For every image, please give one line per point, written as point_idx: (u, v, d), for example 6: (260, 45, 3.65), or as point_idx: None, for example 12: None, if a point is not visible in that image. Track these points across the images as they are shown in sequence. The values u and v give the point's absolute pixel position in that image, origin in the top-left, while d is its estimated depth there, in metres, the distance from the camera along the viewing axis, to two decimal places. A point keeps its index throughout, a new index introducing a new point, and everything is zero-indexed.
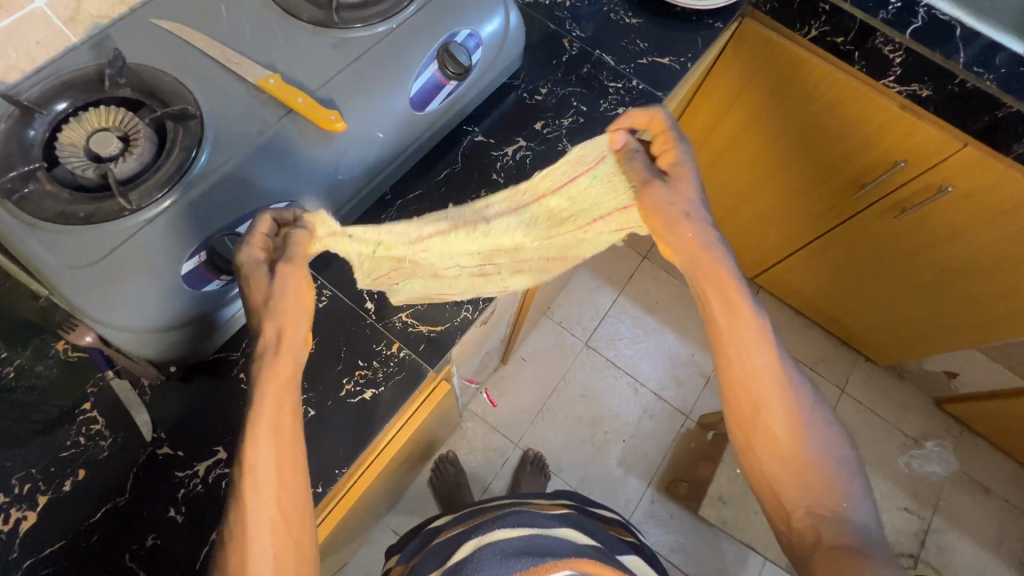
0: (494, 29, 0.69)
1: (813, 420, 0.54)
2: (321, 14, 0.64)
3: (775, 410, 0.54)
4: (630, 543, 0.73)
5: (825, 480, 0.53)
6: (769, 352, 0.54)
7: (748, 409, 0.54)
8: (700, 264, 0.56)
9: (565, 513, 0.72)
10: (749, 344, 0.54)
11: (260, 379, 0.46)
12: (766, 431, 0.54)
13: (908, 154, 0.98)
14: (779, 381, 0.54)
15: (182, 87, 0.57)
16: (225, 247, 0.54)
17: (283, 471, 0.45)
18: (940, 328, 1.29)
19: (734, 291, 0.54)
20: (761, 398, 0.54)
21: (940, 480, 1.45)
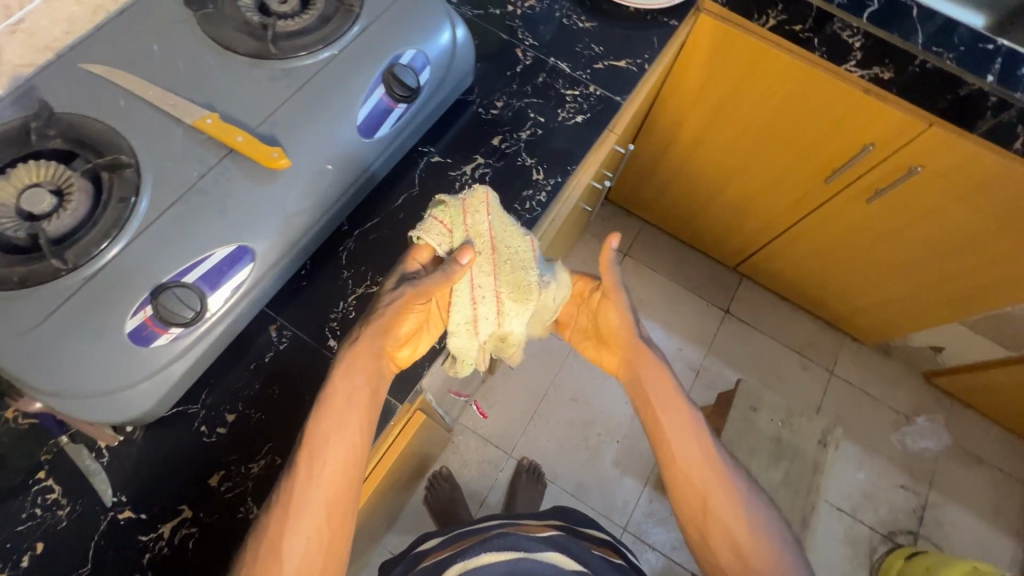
0: (441, 46, 0.67)
1: (764, 514, 0.60)
2: (257, 45, 0.61)
3: (722, 499, 0.60)
4: (615, 565, 0.71)
5: (772, 568, 0.57)
6: (704, 445, 0.62)
7: (696, 508, 0.60)
8: (641, 375, 0.66)
9: (550, 534, 0.70)
10: (692, 442, 0.62)
11: (346, 353, 0.56)
12: (719, 527, 0.59)
13: (875, 138, 0.98)
14: (724, 481, 0.60)
15: (116, 134, 0.55)
16: (168, 299, 0.51)
17: (346, 451, 0.53)
18: (923, 306, 1.29)
19: (674, 396, 0.64)
20: (705, 487, 0.60)
21: (934, 454, 1.46)
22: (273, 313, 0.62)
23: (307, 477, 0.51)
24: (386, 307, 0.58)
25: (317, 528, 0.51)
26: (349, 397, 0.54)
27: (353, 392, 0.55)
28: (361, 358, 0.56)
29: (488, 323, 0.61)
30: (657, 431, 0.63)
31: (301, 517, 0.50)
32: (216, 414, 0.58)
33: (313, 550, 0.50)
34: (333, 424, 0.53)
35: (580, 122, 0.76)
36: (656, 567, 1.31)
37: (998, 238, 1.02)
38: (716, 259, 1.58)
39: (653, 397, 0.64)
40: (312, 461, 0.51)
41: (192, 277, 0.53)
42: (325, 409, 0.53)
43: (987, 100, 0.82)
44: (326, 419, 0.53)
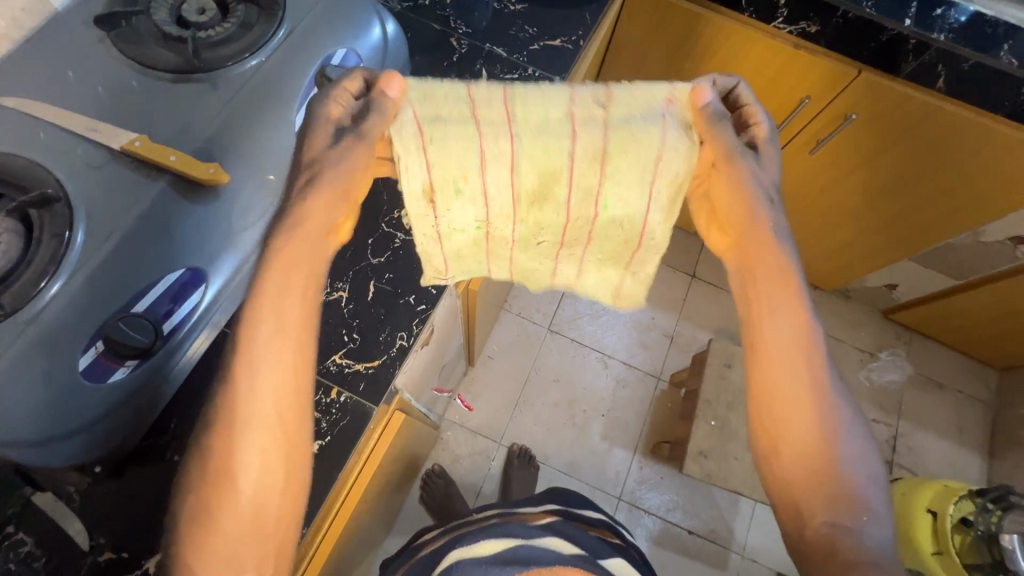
0: (371, 42, 0.67)
1: (849, 432, 0.56)
2: (179, 59, 0.59)
3: (806, 417, 0.56)
4: (615, 545, 0.74)
5: (846, 491, 0.54)
6: (805, 357, 0.57)
7: (774, 416, 0.57)
8: (753, 263, 0.60)
9: (549, 523, 0.72)
10: (789, 344, 0.57)
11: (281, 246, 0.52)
12: (795, 445, 0.56)
13: (811, 90, 1.02)
14: (816, 390, 0.56)
15: (41, 168, 0.53)
16: (119, 331, 0.49)
17: (279, 355, 0.51)
18: (878, 245, 1.33)
19: (791, 293, 0.58)
20: (789, 398, 0.56)
21: (899, 386, 1.54)
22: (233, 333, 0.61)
23: (253, 384, 0.50)
24: (337, 171, 0.54)
25: (274, 443, 0.50)
26: (281, 304, 0.51)
27: (288, 301, 0.52)
28: (301, 244, 0.53)
29: (492, 145, 0.55)
30: (755, 327, 0.59)
31: (253, 435, 0.49)
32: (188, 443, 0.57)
33: (270, 469, 0.50)
34: (274, 338, 0.51)
35: None
36: (653, 530, 1.35)
37: (978, 170, 1.02)
38: (677, 225, 1.62)
39: (763, 290, 0.59)
40: (252, 375, 0.50)
41: (143, 306, 0.52)
42: (261, 315, 0.51)
43: (906, 43, 0.86)
44: (263, 326, 0.50)
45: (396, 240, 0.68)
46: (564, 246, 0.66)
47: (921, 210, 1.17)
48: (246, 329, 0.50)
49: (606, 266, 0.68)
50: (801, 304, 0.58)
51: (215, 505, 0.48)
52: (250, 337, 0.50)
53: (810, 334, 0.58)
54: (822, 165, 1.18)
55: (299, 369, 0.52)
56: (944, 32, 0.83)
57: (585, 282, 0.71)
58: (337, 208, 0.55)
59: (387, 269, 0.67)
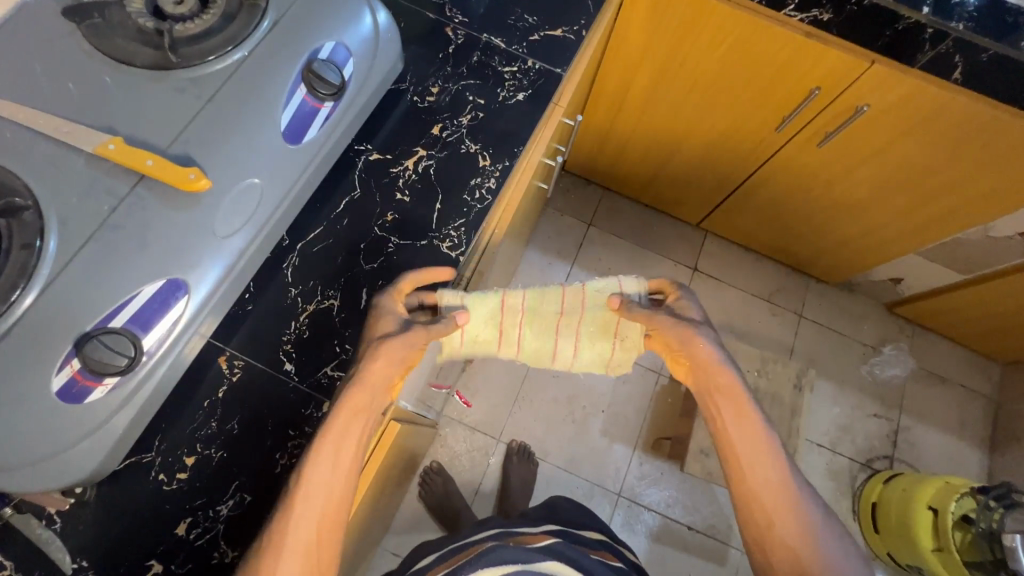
0: (362, 35, 0.62)
1: (823, 532, 0.59)
2: (156, 54, 0.55)
3: (789, 523, 0.58)
4: (614, 568, 0.73)
5: None
6: (777, 466, 0.60)
7: (763, 527, 0.59)
8: (711, 386, 0.64)
9: (548, 544, 0.71)
10: (759, 459, 0.60)
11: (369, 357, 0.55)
12: (781, 550, 0.58)
13: (821, 81, 0.98)
14: (790, 496, 0.59)
15: (9, 173, 0.49)
16: (95, 348, 0.46)
17: (334, 468, 0.52)
18: (883, 240, 1.31)
19: (746, 410, 0.62)
20: (773, 509, 0.59)
21: (901, 380, 1.52)
22: (220, 344, 0.58)
23: (307, 494, 0.51)
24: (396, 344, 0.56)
25: (307, 569, 0.50)
26: (339, 445, 0.53)
27: (344, 433, 0.53)
28: (378, 368, 0.55)
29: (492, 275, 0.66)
30: (726, 444, 0.62)
31: (290, 560, 0.49)
32: (174, 460, 0.54)
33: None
34: (312, 495, 0.51)
35: (522, 100, 0.72)
36: (653, 526, 1.35)
37: (978, 174, 1.02)
38: (680, 218, 1.59)
39: (723, 410, 0.63)
40: (302, 506, 0.50)
41: (121, 321, 0.49)
42: (319, 454, 0.52)
43: (923, 32, 0.82)
44: (318, 465, 0.52)
45: (390, 244, 0.64)
46: (564, 316, 0.69)
47: (922, 212, 1.17)
48: (307, 465, 0.52)
49: (598, 340, 0.70)
50: (756, 418, 0.62)
51: None
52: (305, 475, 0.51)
53: (773, 448, 0.61)
54: (828, 161, 1.15)
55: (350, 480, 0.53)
56: (963, 20, 0.80)
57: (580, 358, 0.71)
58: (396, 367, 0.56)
59: (379, 275, 0.63)
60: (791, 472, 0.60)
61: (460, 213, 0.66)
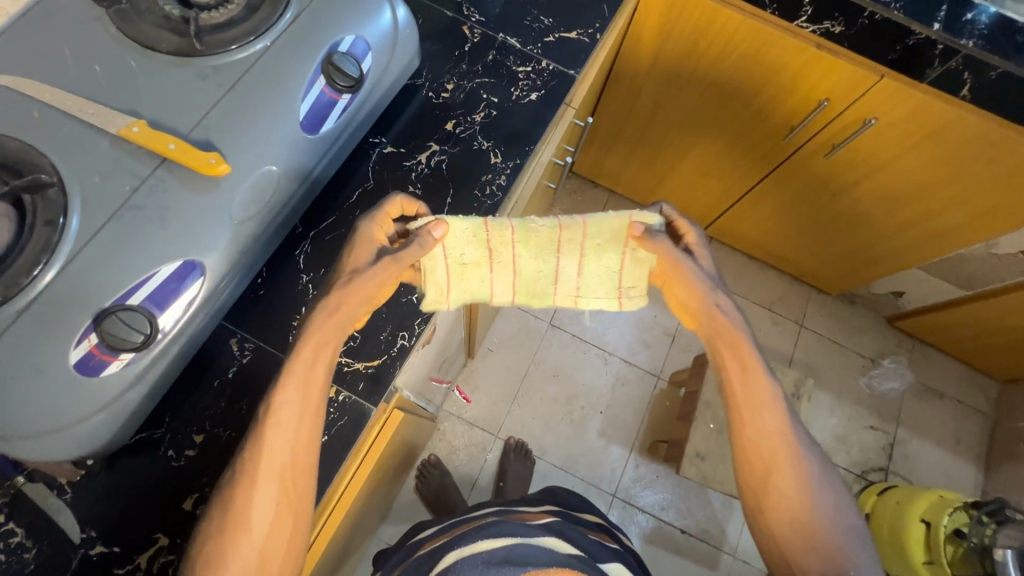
0: (381, 29, 0.64)
1: (822, 483, 0.60)
2: (181, 42, 0.57)
3: (785, 473, 0.60)
4: (613, 549, 0.74)
5: (830, 542, 0.58)
6: (779, 420, 0.61)
7: (761, 476, 0.61)
8: (719, 341, 0.64)
9: (547, 521, 0.73)
10: (763, 413, 0.61)
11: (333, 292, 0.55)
12: (778, 500, 0.60)
13: (830, 93, 1.00)
14: (791, 451, 0.60)
15: (34, 151, 0.51)
16: (113, 324, 0.48)
17: (304, 413, 0.52)
18: (885, 253, 1.32)
19: (750, 362, 0.62)
20: (771, 460, 0.60)
21: (900, 394, 1.53)
22: (232, 326, 0.59)
23: (272, 442, 0.51)
24: (365, 282, 0.55)
25: (281, 498, 0.51)
26: (306, 376, 0.53)
27: (315, 365, 0.53)
28: (351, 304, 0.55)
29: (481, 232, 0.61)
30: (730, 395, 0.63)
31: (264, 490, 0.50)
32: (183, 437, 0.55)
33: (275, 525, 0.50)
34: (277, 434, 0.51)
35: (535, 100, 0.73)
36: (647, 528, 1.36)
37: (988, 187, 1.02)
38: None
39: (728, 362, 0.63)
40: (273, 434, 0.51)
41: (138, 299, 0.50)
42: (287, 383, 0.52)
43: (934, 48, 0.83)
44: (287, 392, 0.52)
45: None
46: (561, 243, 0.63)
47: (929, 223, 1.17)
48: (275, 393, 0.52)
49: (606, 252, 0.64)
50: (761, 371, 0.62)
51: (223, 551, 0.48)
52: (276, 405, 0.52)
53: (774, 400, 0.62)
54: (835, 172, 1.16)
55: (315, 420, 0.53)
56: (973, 38, 0.80)
57: (587, 279, 0.65)
58: (362, 306, 0.56)
59: None
60: (792, 426, 0.62)
61: (471, 208, 0.67)
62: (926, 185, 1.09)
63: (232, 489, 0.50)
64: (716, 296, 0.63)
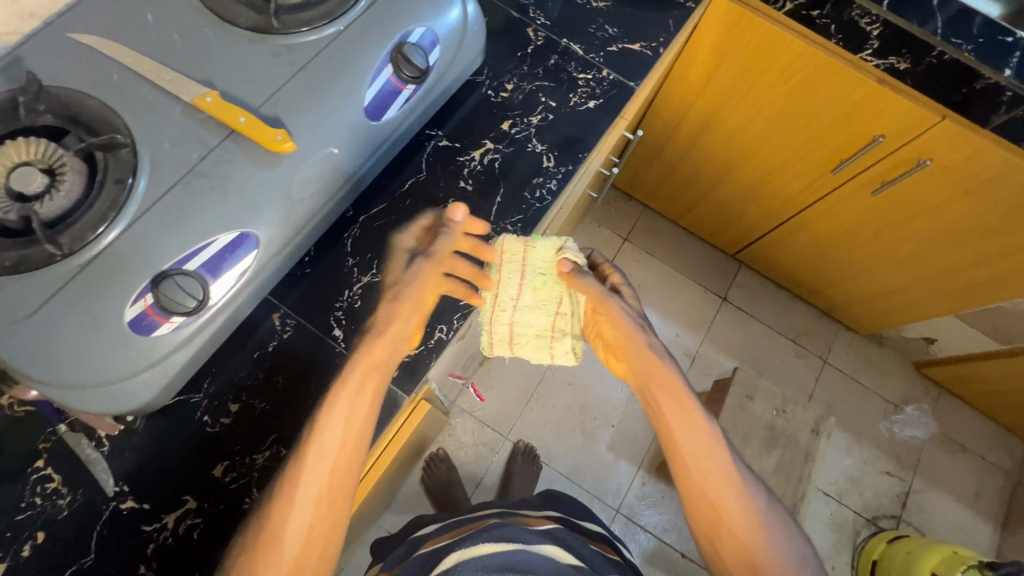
0: (451, 22, 0.64)
1: (769, 520, 0.62)
2: (259, 18, 0.58)
3: (733, 515, 0.61)
4: (613, 562, 0.74)
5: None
6: (724, 461, 0.63)
7: (711, 518, 0.62)
8: (654, 383, 0.65)
9: (550, 529, 0.72)
10: (703, 456, 0.63)
11: (384, 310, 0.58)
12: (728, 536, 0.61)
13: (886, 130, 0.98)
14: (736, 491, 0.62)
15: (111, 111, 0.52)
16: (170, 286, 0.49)
17: (348, 441, 0.54)
18: (921, 298, 1.29)
19: (687, 406, 0.64)
20: (718, 503, 0.62)
21: (921, 443, 1.49)
22: (276, 301, 0.60)
23: (311, 470, 0.52)
24: (413, 287, 0.59)
25: (317, 519, 0.53)
26: (355, 401, 0.54)
27: (357, 391, 0.55)
28: (398, 322, 0.58)
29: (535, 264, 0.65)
30: (670, 440, 0.64)
31: (301, 509, 0.52)
32: (219, 404, 0.56)
33: (308, 541, 0.52)
34: (319, 455, 0.53)
35: (592, 108, 0.73)
36: (647, 547, 1.35)
37: None
38: (717, 246, 1.59)
39: (665, 407, 0.65)
40: (315, 459, 0.53)
41: (194, 265, 0.51)
42: (334, 407, 0.54)
43: (1002, 94, 0.81)
44: (335, 418, 0.54)
45: None
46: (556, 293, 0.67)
47: (966, 272, 1.16)
48: (321, 416, 0.54)
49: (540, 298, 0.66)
50: (699, 414, 0.64)
51: (258, 562, 0.50)
52: (320, 428, 0.53)
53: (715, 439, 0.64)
54: (878, 210, 1.14)
55: (363, 439, 0.55)
56: None
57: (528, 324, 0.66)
58: (412, 317, 0.59)
59: None
60: (738, 466, 0.63)
61: (519, 209, 0.67)
62: (962, 231, 1.07)
63: (271, 503, 0.52)
64: (644, 342, 0.66)
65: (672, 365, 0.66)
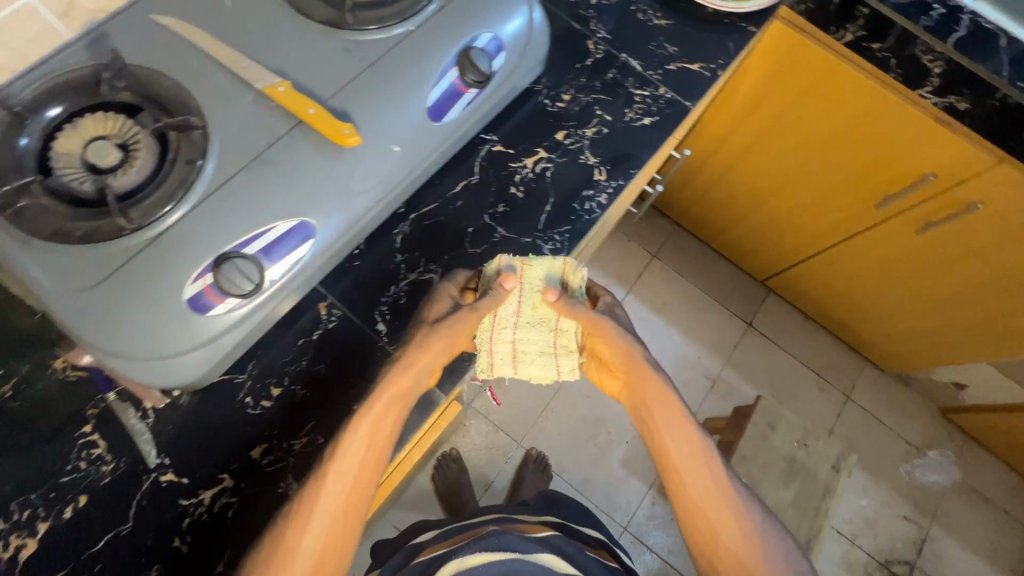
0: (517, 29, 0.65)
1: (767, 534, 0.61)
2: (333, 13, 0.59)
3: (731, 533, 0.60)
4: (610, 568, 0.73)
5: None
6: (718, 476, 0.62)
7: (708, 536, 0.61)
8: (649, 403, 0.63)
9: (545, 536, 0.71)
10: (699, 472, 0.61)
11: (415, 343, 0.56)
12: (726, 554, 0.60)
13: (938, 168, 0.96)
14: (732, 508, 0.61)
15: (186, 93, 0.54)
16: (229, 269, 0.50)
17: (365, 461, 0.54)
18: (954, 341, 1.26)
19: (682, 422, 0.63)
20: (715, 520, 0.61)
21: (941, 490, 1.46)
22: (324, 290, 0.61)
23: (329, 488, 0.53)
24: (448, 330, 0.57)
25: (329, 539, 0.53)
26: (376, 425, 0.54)
27: (378, 420, 0.54)
28: (423, 357, 0.56)
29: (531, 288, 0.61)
30: (667, 460, 0.62)
31: (315, 529, 0.52)
32: (261, 387, 0.57)
33: (321, 560, 0.53)
34: (335, 475, 0.53)
35: (647, 125, 0.73)
36: (652, 568, 1.33)
37: None
38: (747, 270, 1.57)
39: (659, 426, 0.63)
40: (333, 479, 0.53)
41: (253, 249, 0.52)
42: (355, 432, 0.54)
43: None
44: (355, 440, 0.54)
45: (496, 234, 0.66)
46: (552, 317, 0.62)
47: (1003, 318, 1.13)
48: (344, 436, 0.54)
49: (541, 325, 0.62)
50: (695, 431, 0.63)
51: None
52: (340, 450, 0.53)
53: (709, 455, 0.63)
54: (918, 247, 1.12)
55: (380, 460, 0.55)
56: None
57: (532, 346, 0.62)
58: (440, 355, 0.57)
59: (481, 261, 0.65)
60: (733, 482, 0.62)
61: (568, 220, 0.67)
62: (1002, 274, 1.05)
63: (284, 521, 0.52)
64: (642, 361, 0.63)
65: (667, 382, 0.63)
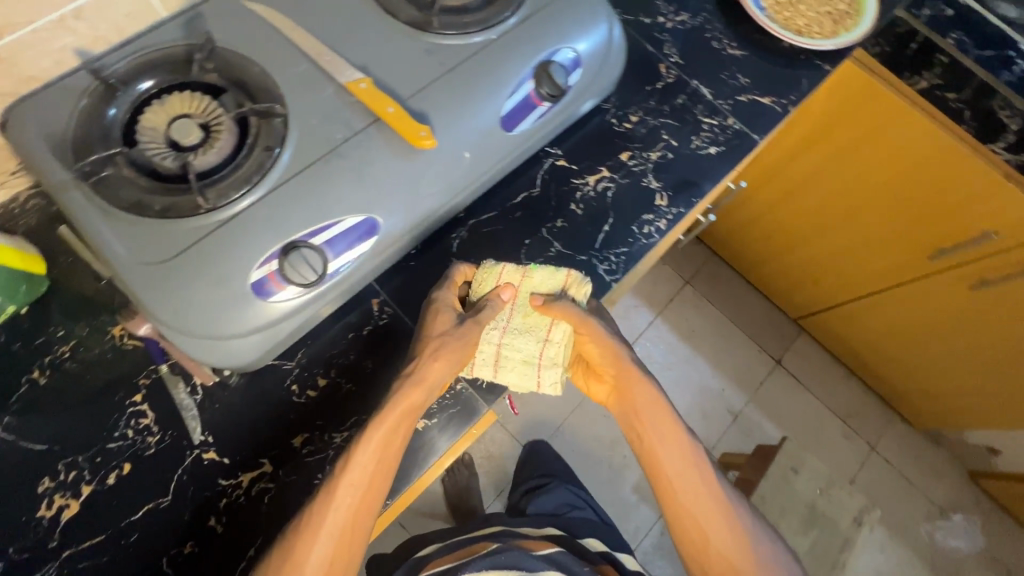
0: (596, 46, 0.64)
1: (759, 536, 0.59)
2: (418, 15, 0.60)
3: (724, 539, 0.57)
4: None
5: None
6: (708, 477, 0.59)
7: (699, 547, 0.58)
8: (637, 408, 0.61)
9: (549, 553, 0.70)
10: (688, 473, 0.59)
11: (427, 354, 0.55)
12: (720, 563, 0.57)
13: (1001, 226, 0.93)
14: (723, 513, 0.58)
15: (270, 80, 0.55)
16: (296, 258, 0.50)
17: (374, 474, 0.52)
18: (994, 405, 1.22)
19: (669, 425, 0.60)
20: (706, 529, 0.58)
21: (962, 556, 1.41)
22: (378, 287, 0.61)
23: (339, 501, 0.51)
24: (453, 342, 0.55)
25: (336, 555, 0.51)
26: (389, 435, 0.52)
27: (389, 434, 0.53)
28: (433, 372, 0.55)
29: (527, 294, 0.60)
30: (657, 467, 0.60)
31: (323, 544, 0.50)
32: (309, 376, 0.58)
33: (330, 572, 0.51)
34: (347, 484, 0.51)
35: (713, 154, 0.72)
36: None
37: None
38: (781, 307, 1.54)
39: (647, 431, 0.60)
40: (344, 490, 0.51)
41: (321, 239, 0.52)
42: (367, 442, 0.52)
43: None
44: (365, 450, 0.52)
45: (552, 249, 0.66)
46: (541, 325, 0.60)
47: None
48: (354, 450, 0.52)
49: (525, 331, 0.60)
50: (683, 432, 0.60)
51: None
52: (350, 461, 0.52)
53: (697, 455, 0.60)
54: (966, 304, 1.09)
55: (389, 472, 0.53)
56: None
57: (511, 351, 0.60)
58: (451, 370, 0.56)
59: None
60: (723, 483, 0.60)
61: (625, 242, 0.67)
62: None
63: (293, 536, 0.50)
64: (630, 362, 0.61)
65: (655, 385, 0.61)
